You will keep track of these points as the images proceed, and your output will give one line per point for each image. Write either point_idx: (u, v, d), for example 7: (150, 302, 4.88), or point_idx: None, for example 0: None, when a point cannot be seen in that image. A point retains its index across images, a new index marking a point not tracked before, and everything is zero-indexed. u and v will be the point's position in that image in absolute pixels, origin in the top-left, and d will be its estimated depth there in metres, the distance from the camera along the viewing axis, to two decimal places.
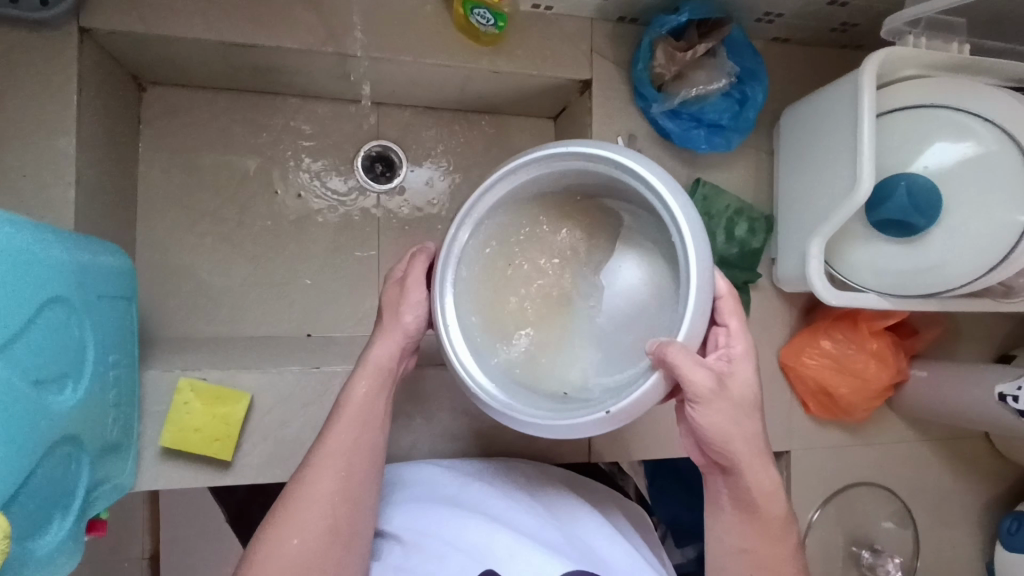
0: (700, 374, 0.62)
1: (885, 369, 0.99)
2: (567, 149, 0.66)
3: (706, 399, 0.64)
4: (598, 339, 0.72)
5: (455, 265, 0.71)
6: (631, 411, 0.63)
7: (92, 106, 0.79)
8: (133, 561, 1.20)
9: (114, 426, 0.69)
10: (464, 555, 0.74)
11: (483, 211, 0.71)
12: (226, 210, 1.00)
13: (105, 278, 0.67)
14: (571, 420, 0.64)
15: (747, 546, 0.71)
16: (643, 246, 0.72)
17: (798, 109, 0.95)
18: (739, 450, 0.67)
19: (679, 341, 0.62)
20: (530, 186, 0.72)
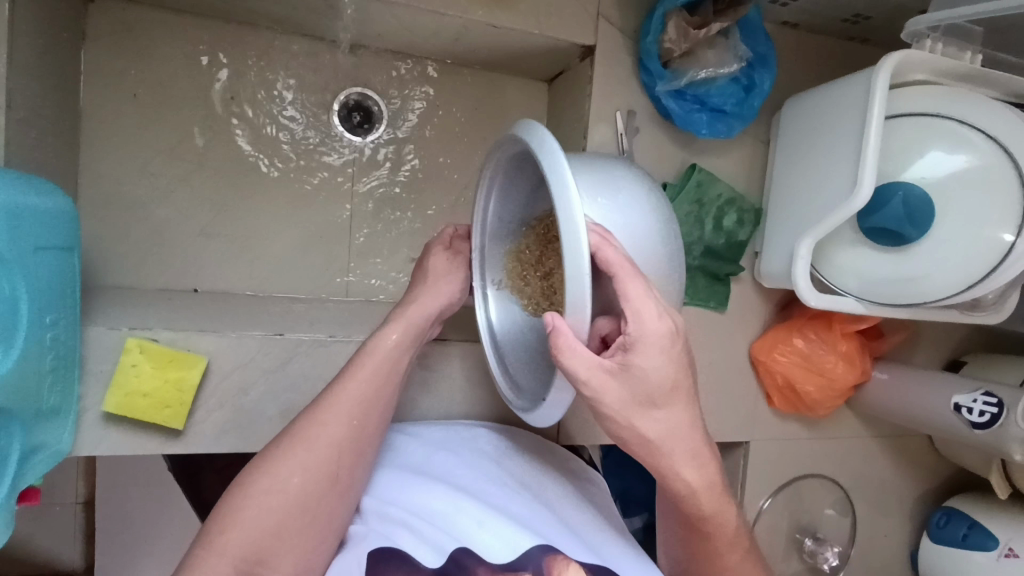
0: (581, 366, 0.54)
1: (852, 370, 1.01)
2: (499, 143, 0.62)
3: (591, 399, 0.57)
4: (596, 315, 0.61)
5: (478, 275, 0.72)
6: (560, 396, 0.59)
7: (27, 17, 0.68)
8: (67, 504, 1.05)
9: (52, 393, 0.62)
10: (437, 530, 0.68)
11: (485, 222, 0.70)
12: (184, 149, 0.90)
13: (42, 226, 0.58)
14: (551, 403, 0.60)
15: (684, 531, 0.69)
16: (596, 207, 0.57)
17: (804, 101, 0.91)
18: (662, 449, 0.61)
19: (564, 329, 0.54)
20: (518, 179, 0.68)
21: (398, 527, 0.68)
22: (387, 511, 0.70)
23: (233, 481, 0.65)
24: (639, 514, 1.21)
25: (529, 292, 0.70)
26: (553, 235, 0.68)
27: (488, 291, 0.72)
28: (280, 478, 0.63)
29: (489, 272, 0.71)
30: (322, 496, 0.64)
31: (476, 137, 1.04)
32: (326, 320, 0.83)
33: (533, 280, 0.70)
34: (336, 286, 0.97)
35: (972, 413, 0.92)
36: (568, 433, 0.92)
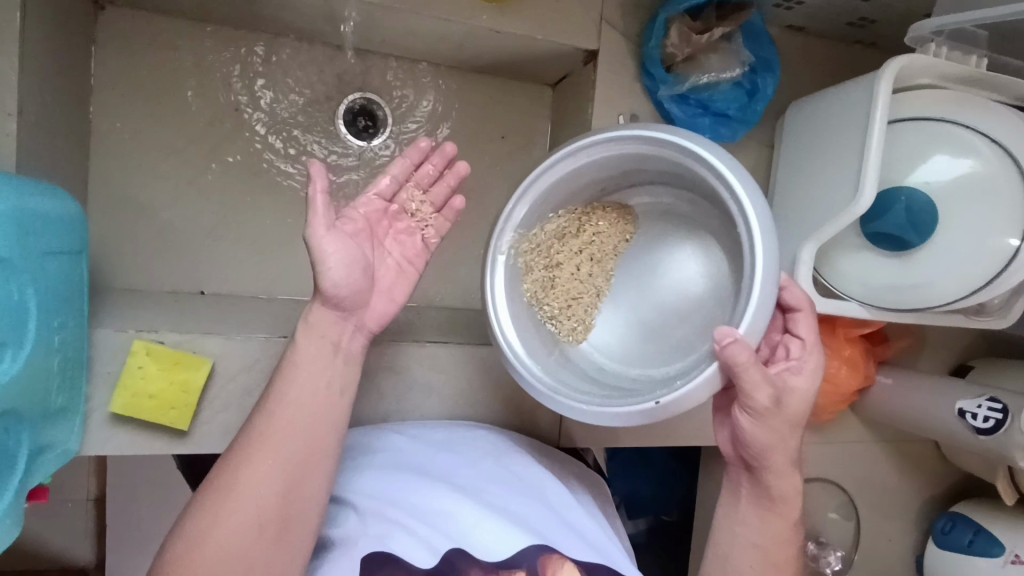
0: (753, 375, 0.62)
1: (854, 375, 1.00)
2: (634, 134, 0.67)
3: (748, 400, 0.65)
4: (643, 324, 0.75)
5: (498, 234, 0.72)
6: (673, 408, 0.63)
7: (38, 25, 0.69)
8: (79, 501, 1.06)
9: (60, 394, 0.63)
10: (433, 529, 0.68)
11: (539, 186, 0.72)
12: (191, 153, 0.91)
13: (50, 230, 0.59)
14: (690, 386, 0.62)
15: (759, 542, 0.72)
16: (701, 239, 0.74)
17: (807, 106, 0.91)
18: (776, 453, 0.69)
19: (739, 334, 0.60)
20: (592, 168, 0.73)
21: (391, 527, 0.68)
22: (383, 509, 0.70)
23: (206, 479, 0.64)
24: (642, 516, 1.21)
25: (529, 276, 0.76)
26: (571, 235, 0.78)
27: (500, 256, 0.72)
28: (214, 518, 0.60)
29: (508, 247, 0.73)
30: (295, 503, 0.63)
31: (480, 140, 1.04)
32: None
33: (537, 264, 0.76)
34: None
35: (976, 419, 0.91)
36: (569, 436, 0.93)
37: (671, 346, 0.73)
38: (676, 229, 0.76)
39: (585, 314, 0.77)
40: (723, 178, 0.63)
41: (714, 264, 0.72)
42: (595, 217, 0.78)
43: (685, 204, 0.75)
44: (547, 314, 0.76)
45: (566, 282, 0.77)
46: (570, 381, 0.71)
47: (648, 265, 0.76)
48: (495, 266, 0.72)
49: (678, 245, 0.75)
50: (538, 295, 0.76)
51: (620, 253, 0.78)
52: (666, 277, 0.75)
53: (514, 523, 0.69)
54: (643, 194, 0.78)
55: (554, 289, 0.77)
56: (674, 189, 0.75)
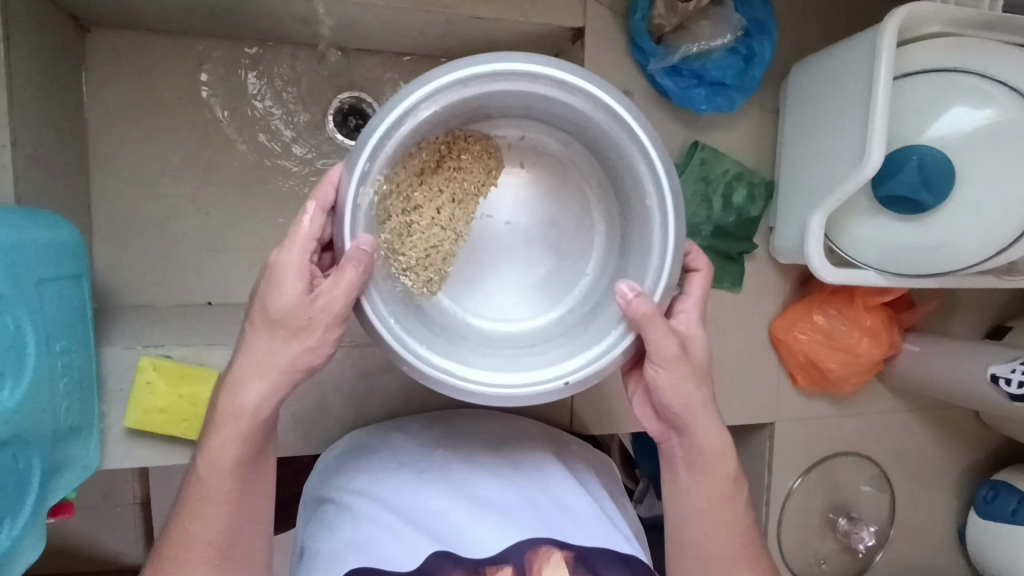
0: (661, 328, 0.59)
1: (878, 345, 0.97)
2: (558, 70, 0.56)
3: (655, 357, 0.62)
4: (511, 268, 0.72)
5: (363, 179, 0.56)
6: (583, 379, 0.61)
7: (23, 57, 0.71)
8: (126, 505, 1.12)
9: (70, 414, 0.65)
10: (420, 531, 0.69)
11: (411, 122, 0.57)
12: (187, 167, 0.92)
13: (46, 259, 0.61)
14: (603, 356, 0.60)
15: (705, 505, 0.69)
16: (551, 174, 0.73)
17: (809, 66, 0.87)
18: (689, 407, 0.65)
19: (642, 289, 0.59)
20: (484, 97, 0.60)
21: (383, 531, 0.68)
22: (378, 514, 0.70)
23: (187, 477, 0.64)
24: None
25: (387, 226, 0.63)
26: (428, 170, 0.66)
27: (363, 206, 0.57)
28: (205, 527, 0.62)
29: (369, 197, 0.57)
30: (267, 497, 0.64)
31: None
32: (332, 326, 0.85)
33: (394, 210, 0.64)
34: None
35: (1010, 385, 0.85)
36: (581, 424, 0.92)
37: (527, 299, 0.71)
38: (540, 171, 0.73)
39: (441, 262, 0.69)
40: (657, 149, 0.58)
41: (560, 200, 0.73)
42: (454, 149, 0.67)
43: (558, 146, 0.72)
44: (401, 267, 0.65)
45: (424, 231, 0.67)
46: (445, 347, 0.62)
47: (513, 205, 0.72)
48: (358, 220, 0.56)
49: (543, 191, 0.73)
50: (394, 249, 0.64)
51: (484, 194, 0.71)
52: (528, 218, 0.72)
53: (500, 520, 0.70)
54: (510, 127, 0.70)
55: (410, 238, 0.66)
56: (550, 132, 0.70)
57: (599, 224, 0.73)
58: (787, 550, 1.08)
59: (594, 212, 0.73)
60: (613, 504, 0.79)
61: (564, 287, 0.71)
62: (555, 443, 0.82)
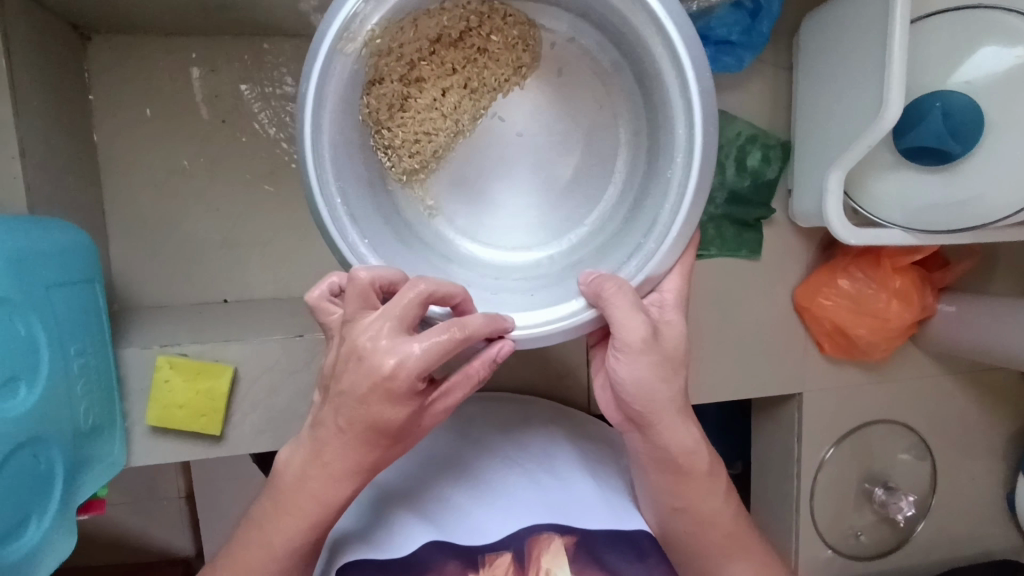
0: (632, 319, 0.55)
1: (908, 308, 0.92)
2: None
3: (618, 341, 0.57)
4: (508, 179, 0.68)
5: (349, 32, 0.55)
6: (530, 340, 0.57)
7: (25, 68, 0.72)
8: (170, 499, 1.16)
9: (91, 414, 0.67)
10: (419, 513, 0.70)
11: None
12: (194, 167, 0.93)
13: (57, 265, 0.63)
14: (566, 322, 0.57)
15: (679, 504, 0.64)
16: (588, 96, 0.68)
17: (821, 17, 0.82)
18: (651, 399, 0.59)
19: (619, 281, 0.56)
20: None
21: (382, 512, 0.70)
22: (379, 495, 0.71)
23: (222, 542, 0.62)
24: None
25: (380, 86, 0.62)
26: (447, 41, 0.64)
27: (345, 48, 0.55)
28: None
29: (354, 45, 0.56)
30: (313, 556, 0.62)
31: None
32: None
33: (394, 72, 0.63)
34: None
35: None
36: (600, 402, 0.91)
37: (518, 216, 0.69)
38: (573, 85, 0.68)
39: (430, 154, 0.67)
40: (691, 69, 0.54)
41: (583, 123, 0.68)
42: (485, 24, 0.65)
43: (603, 63, 0.67)
44: (382, 142, 0.65)
45: (421, 110, 0.65)
46: (396, 252, 0.61)
47: (526, 118, 0.68)
48: (326, 83, 0.55)
49: (569, 110, 0.68)
50: (380, 121, 0.64)
51: (502, 90, 0.67)
52: (541, 134, 0.68)
53: (500, 507, 0.71)
54: (556, 21, 0.67)
55: (403, 114, 0.64)
56: (604, 41, 0.66)
57: (620, 172, 0.68)
58: (822, 523, 1.05)
59: (620, 150, 0.68)
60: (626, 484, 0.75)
61: (565, 224, 0.68)
62: (563, 421, 0.82)
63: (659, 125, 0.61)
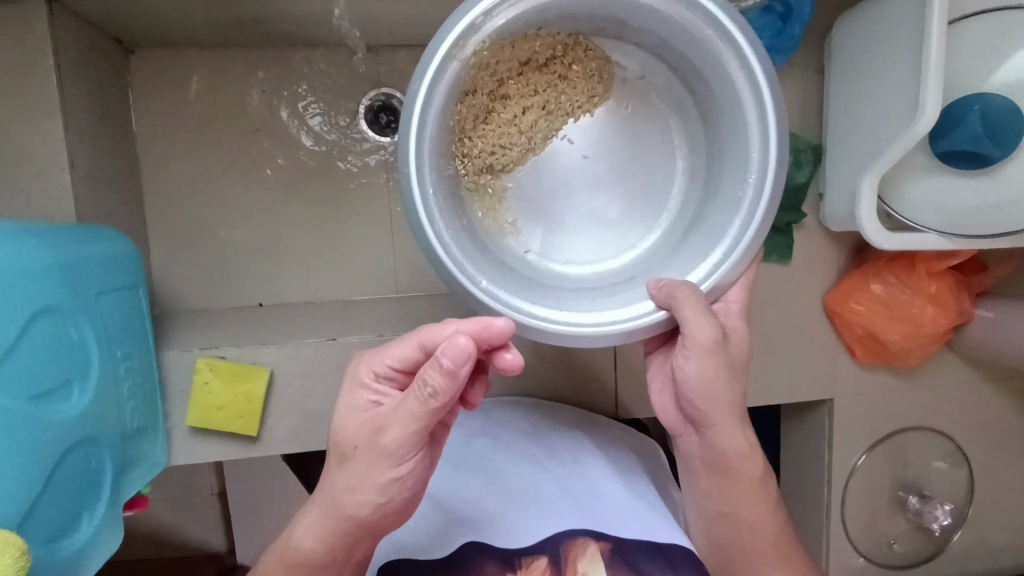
0: (705, 323, 0.58)
1: (944, 313, 0.89)
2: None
3: (688, 345, 0.60)
4: (571, 198, 0.69)
5: (463, 40, 0.55)
6: (598, 342, 0.59)
7: (74, 83, 0.75)
8: (204, 497, 1.19)
9: (135, 415, 0.70)
10: (453, 514, 0.70)
11: (528, 6, 0.57)
12: (230, 176, 0.96)
13: (105, 271, 0.66)
14: (633, 327, 0.59)
15: (728, 508, 0.67)
16: (653, 126, 0.70)
17: (855, 19, 0.81)
18: (714, 400, 0.62)
19: (692, 287, 0.58)
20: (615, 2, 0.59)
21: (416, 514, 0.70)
22: None
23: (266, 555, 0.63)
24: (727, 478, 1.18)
25: (471, 98, 0.63)
26: (534, 65, 0.66)
27: (457, 60, 0.55)
28: None
29: (465, 57, 0.56)
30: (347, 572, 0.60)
31: None
32: (374, 321, 0.87)
33: (484, 86, 0.64)
34: (387, 285, 1.01)
35: None
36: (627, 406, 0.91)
37: (578, 232, 0.70)
38: (641, 117, 0.70)
39: (500, 168, 0.68)
40: (773, 100, 0.57)
41: (647, 150, 0.70)
42: (569, 55, 0.67)
43: (669, 100, 0.70)
44: (462, 150, 0.65)
45: (499, 127, 0.66)
46: (474, 252, 0.60)
47: (592, 140, 0.69)
48: (438, 86, 0.55)
49: (636, 139, 0.70)
50: (463, 131, 0.64)
51: (574, 115, 0.69)
52: (607, 157, 0.69)
53: (533, 509, 0.71)
54: (633, 57, 0.69)
55: (484, 127, 0.66)
56: (672, 80, 0.69)
57: (674, 201, 0.70)
58: (852, 531, 1.04)
59: (676, 179, 0.70)
60: (651, 489, 0.77)
61: (620, 245, 0.70)
62: (589, 426, 0.82)
63: (726, 158, 0.63)
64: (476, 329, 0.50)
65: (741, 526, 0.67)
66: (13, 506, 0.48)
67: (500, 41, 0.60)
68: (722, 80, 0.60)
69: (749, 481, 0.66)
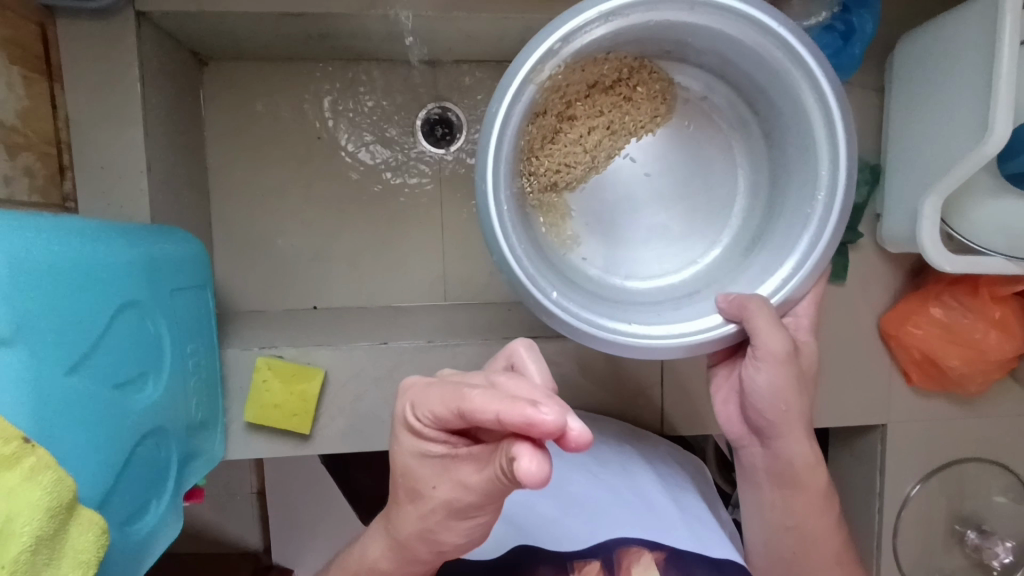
0: (777, 335, 0.58)
1: (1010, 340, 0.86)
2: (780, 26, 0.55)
3: (758, 356, 0.60)
4: (634, 215, 0.70)
5: (541, 64, 0.56)
6: (663, 353, 0.59)
7: (155, 94, 0.80)
8: (246, 494, 1.22)
9: (199, 409, 0.72)
10: (509, 524, 0.71)
11: (604, 32, 0.58)
12: (290, 183, 1.00)
13: (179, 271, 0.69)
14: (694, 339, 0.59)
15: (791, 523, 0.66)
16: (714, 145, 0.71)
17: (919, 40, 0.80)
18: (784, 412, 0.61)
19: (761, 300, 0.58)
20: (686, 29, 0.60)
21: None
22: None
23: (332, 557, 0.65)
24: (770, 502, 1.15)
25: (541, 118, 0.65)
26: (601, 87, 0.68)
27: (535, 83, 0.57)
28: None
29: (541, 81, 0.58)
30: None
31: None
32: (424, 327, 0.88)
33: (554, 106, 0.66)
34: (435, 293, 1.03)
35: None
36: None
37: (641, 247, 0.70)
38: (702, 136, 0.71)
39: (564, 185, 0.69)
40: (844, 123, 0.57)
41: (709, 168, 0.70)
42: (633, 77, 0.68)
43: (730, 120, 0.71)
44: (529, 168, 0.66)
45: (566, 145, 0.68)
46: (541, 265, 0.62)
47: (656, 159, 0.70)
48: (516, 105, 0.56)
49: (697, 157, 0.70)
50: (532, 150, 0.66)
51: (636, 135, 0.70)
52: (671, 174, 0.70)
53: (589, 523, 0.71)
54: (695, 78, 0.70)
55: (551, 146, 0.67)
56: (735, 100, 0.69)
57: (735, 219, 0.70)
58: (904, 564, 1.00)
59: (737, 198, 0.71)
60: (700, 502, 0.77)
61: (680, 259, 0.70)
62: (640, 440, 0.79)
63: (791, 178, 0.64)
64: (517, 422, 0.35)
65: (791, 548, 0.66)
66: (96, 488, 0.51)
67: (574, 65, 0.61)
68: (790, 103, 0.60)
69: (803, 502, 0.65)
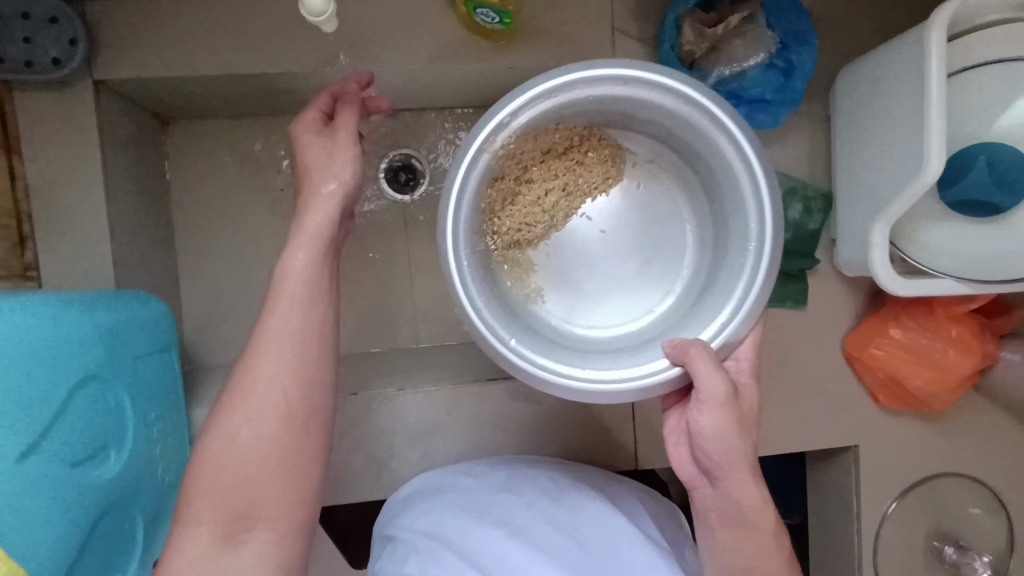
0: (718, 377, 0.59)
1: (969, 357, 0.88)
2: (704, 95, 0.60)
3: (700, 398, 0.60)
4: (592, 269, 0.73)
5: (492, 137, 0.61)
6: (617, 391, 0.62)
7: (117, 157, 0.81)
8: None
9: (166, 474, 0.72)
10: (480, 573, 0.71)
11: (548, 106, 0.63)
12: (257, 235, 1.00)
13: (142, 337, 0.70)
14: (644, 379, 0.61)
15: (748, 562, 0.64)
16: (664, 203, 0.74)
17: (858, 74, 0.83)
18: (728, 454, 0.60)
19: (702, 344, 0.60)
20: (624, 100, 0.65)
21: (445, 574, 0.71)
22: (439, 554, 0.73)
23: None
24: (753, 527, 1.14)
25: (500, 183, 0.69)
26: (555, 154, 0.72)
27: (487, 153, 0.61)
28: None
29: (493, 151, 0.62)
30: None
31: None
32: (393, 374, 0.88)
33: (512, 172, 0.70)
34: (406, 336, 1.03)
35: None
36: (646, 455, 0.90)
37: (601, 299, 0.73)
38: (653, 195, 0.74)
39: (526, 243, 0.72)
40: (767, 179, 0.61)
41: (659, 223, 0.74)
42: (585, 144, 0.72)
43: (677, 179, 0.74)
44: (491, 228, 0.69)
45: (525, 207, 0.71)
46: (504, 316, 0.64)
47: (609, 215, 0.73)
48: (472, 172, 0.61)
49: (649, 213, 0.74)
50: (493, 211, 0.69)
51: (590, 195, 0.73)
52: (624, 230, 0.73)
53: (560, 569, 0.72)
54: (643, 144, 0.74)
55: (512, 207, 0.71)
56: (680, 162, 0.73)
57: (687, 269, 0.73)
58: None
59: (688, 251, 0.73)
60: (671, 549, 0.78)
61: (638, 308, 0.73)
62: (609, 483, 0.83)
63: (729, 233, 0.67)
64: None
65: None
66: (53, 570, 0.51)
67: (525, 135, 0.66)
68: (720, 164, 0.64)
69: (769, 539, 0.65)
